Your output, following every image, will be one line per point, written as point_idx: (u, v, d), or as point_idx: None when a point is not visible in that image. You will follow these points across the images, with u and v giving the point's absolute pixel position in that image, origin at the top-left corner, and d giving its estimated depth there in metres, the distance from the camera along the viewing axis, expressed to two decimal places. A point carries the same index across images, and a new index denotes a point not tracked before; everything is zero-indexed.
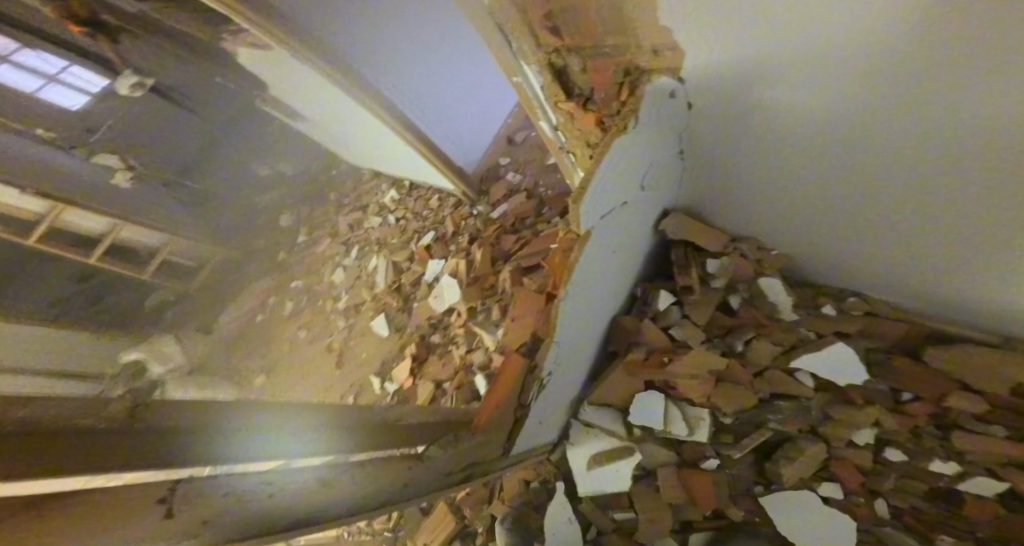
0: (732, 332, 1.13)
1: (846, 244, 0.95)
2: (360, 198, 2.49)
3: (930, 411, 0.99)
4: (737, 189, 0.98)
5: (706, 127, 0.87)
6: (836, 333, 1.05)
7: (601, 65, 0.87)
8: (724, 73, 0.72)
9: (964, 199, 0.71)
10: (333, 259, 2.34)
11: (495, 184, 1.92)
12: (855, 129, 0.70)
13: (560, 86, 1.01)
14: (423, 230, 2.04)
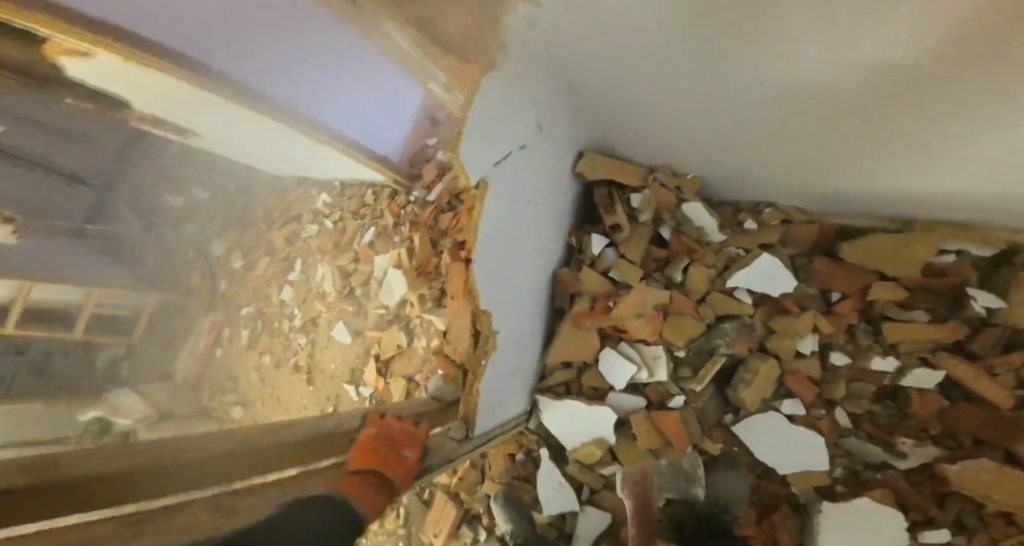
0: (669, 263, 1.11)
1: (767, 159, 0.87)
2: (290, 207, 2.16)
3: (858, 307, 1.02)
4: (641, 117, 0.90)
5: (582, 61, 0.77)
6: (761, 246, 1.04)
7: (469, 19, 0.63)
8: (568, 5, 0.60)
9: (846, 118, 0.65)
10: (277, 277, 2.13)
11: (425, 166, 1.87)
12: (720, 54, 0.61)
13: (432, 53, 0.70)
14: (362, 227, 1.97)
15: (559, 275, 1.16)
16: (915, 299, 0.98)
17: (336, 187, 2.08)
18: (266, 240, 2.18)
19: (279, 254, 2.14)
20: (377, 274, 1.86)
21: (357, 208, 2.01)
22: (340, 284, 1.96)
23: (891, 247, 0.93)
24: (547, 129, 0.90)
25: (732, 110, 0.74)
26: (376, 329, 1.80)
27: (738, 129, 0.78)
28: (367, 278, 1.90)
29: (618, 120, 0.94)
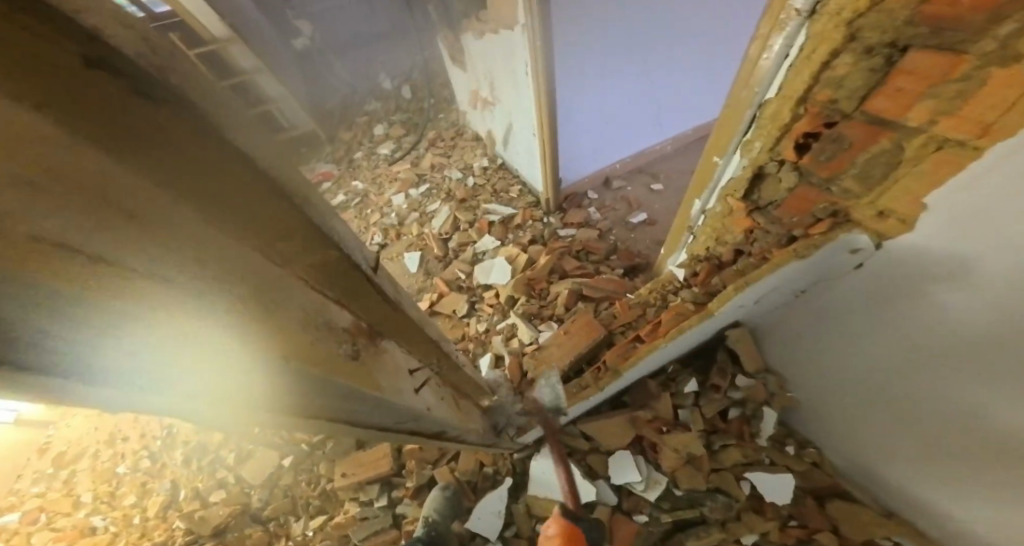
0: (716, 433, 1.34)
1: (864, 431, 1.10)
2: (453, 148, 2.38)
3: (799, 536, 1.24)
4: (810, 351, 1.10)
5: (825, 302, 0.95)
6: (788, 467, 1.29)
7: (810, 194, 0.82)
8: (891, 272, 0.77)
9: (971, 460, 0.86)
10: (400, 183, 2.31)
11: (576, 208, 2.10)
12: (940, 377, 0.81)
13: (746, 185, 0.95)
14: (492, 205, 2.15)
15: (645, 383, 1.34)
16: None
17: (497, 162, 2.29)
18: (416, 153, 2.42)
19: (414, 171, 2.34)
20: (478, 248, 2.00)
21: (499, 188, 2.21)
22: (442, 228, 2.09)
23: (863, 516, 1.20)
24: (755, 308, 1.06)
25: (897, 407, 0.94)
26: (445, 284, 1.90)
27: (915, 431, 0.94)
28: (468, 242, 2.04)
29: (783, 333, 1.14)
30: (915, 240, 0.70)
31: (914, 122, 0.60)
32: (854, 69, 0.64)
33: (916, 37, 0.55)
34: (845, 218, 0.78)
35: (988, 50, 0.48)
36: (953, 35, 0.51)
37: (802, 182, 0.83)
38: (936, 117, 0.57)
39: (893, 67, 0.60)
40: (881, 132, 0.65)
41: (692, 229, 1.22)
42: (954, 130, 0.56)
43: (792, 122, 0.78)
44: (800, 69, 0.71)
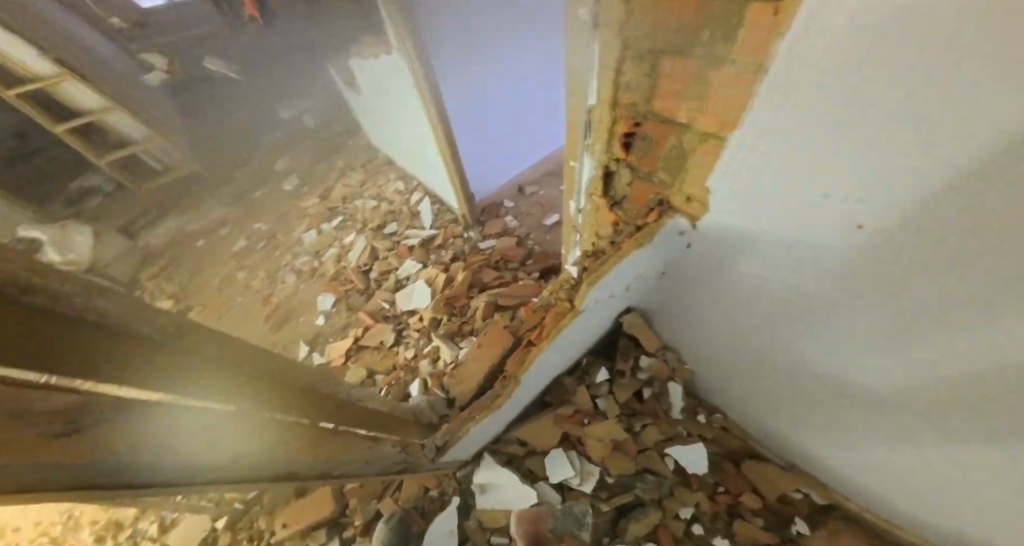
0: (636, 415, 1.41)
1: (749, 389, 1.19)
2: (364, 178, 2.36)
3: (728, 501, 1.32)
4: (689, 324, 1.18)
5: (680, 277, 1.03)
6: (700, 436, 1.39)
7: (642, 187, 0.90)
8: (713, 242, 0.84)
9: (830, 396, 0.93)
10: (312, 220, 2.26)
11: (493, 219, 2.15)
12: (782, 325, 0.88)
13: (601, 184, 1.02)
14: (410, 229, 2.15)
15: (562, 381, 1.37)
16: (765, 510, 1.29)
17: (410, 185, 2.30)
18: (328, 188, 2.40)
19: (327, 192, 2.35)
20: (399, 274, 1.99)
21: (415, 210, 2.22)
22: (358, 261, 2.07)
23: (770, 473, 1.31)
24: (628, 293, 1.13)
25: (764, 360, 1.03)
26: (370, 316, 1.90)
27: (775, 379, 1.06)
28: (389, 270, 2.03)
29: (666, 316, 1.22)
30: (714, 220, 0.79)
31: (681, 117, 0.69)
32: (635, 72, 0.72)
33: (664, 44, 0.63)
34: (669, 207, 0.86)
35: (707, 48, 0.57)
36: (686, 37, 0.59)
37: (635, 177, 0.91)
38: (693, 111, 0.66)
39: (657, 72, 0.68)
40: (668, 130, 0.74)
41: (578, 228, 1.28)
42: (705, 122, 0.65)
43: (613, 125, 0.85)
44: (601, 78, 0.79)
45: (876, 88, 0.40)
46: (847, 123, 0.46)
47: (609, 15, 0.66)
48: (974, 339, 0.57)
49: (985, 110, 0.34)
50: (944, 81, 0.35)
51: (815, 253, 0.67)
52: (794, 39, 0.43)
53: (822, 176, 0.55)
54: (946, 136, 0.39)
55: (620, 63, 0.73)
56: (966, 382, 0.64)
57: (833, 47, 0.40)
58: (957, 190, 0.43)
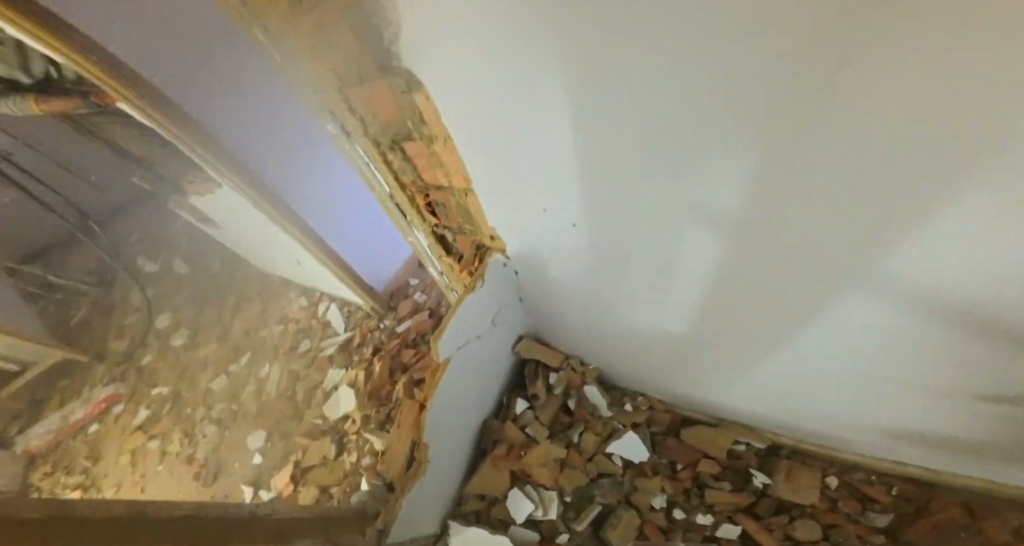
0: (571, 426, 1.32)
1: (648, 372, 1.20)
2: (265, 305, 2.17)
3: (691, 475, 1.23)
4: (568, 333, 1.22)
5: (530, 291, 1.13)
6: (630, 425, 1.29)
7: (463, 241, 1.04)
8: (522, 248, 0.95)
9: (699, 347, 0.99)
10: (215, 364, 2.08)
11: (403, 301, 1.95)
12: (611, 301, 0.97)
13: (442, 248, 1.09)
14: (327, 334, 2.04)
15: (487, 425, 1.32)
16: (723, 472, 1.22)
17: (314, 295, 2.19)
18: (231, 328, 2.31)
19: (217, 329, 2.15)
20: (327, 383, 1.94)
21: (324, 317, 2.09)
22: (279, 389, 1.97)
23: (705, 435, 1.23)
24: (501, 333, 1.22)
25: (623, 338, 1.10)
26: (306, 437, 1.83)
27: (644, 364, 1.18)
28: (315, 384, 1.96)
29: (556, 338, 1.26)
30: (514, 246, 0.97)
31: (446, 183, 0.88)
32: (397, 161, 0.88)
33: (400, 136, 0.81)
34: (487, 247, 1.01)
35: (423, 131, 0.77)
36: (407, 128, 0.78)
37: (455, 235, 1.04)
38: (447, 173, 0.85)
39: (411, 156, 0.85)
40: (447, 192, 0.91)
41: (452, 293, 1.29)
42: (459, 182, 0.86)
43: (415, 201, 0.98)
44: (379, 170, 0.91)
45: (503, 115, 0.62)
46: (512, 144, 0.67)
47: (351, 127, 0.81)
48: (691, 273, 0.75)
49: (546, 112, 0.56)
50: (518, 99, 0.56)
51: (577, 248, 0.85)
52: (455, 105, 0.67)
53: (533, 190, 0.75)
54: (548, 136, 0.60)
55: (383, 155, 0.87)
56: (720, 304, 0.81)
57: (471, 99, 0.63)
58: (585, 174, 0.64)
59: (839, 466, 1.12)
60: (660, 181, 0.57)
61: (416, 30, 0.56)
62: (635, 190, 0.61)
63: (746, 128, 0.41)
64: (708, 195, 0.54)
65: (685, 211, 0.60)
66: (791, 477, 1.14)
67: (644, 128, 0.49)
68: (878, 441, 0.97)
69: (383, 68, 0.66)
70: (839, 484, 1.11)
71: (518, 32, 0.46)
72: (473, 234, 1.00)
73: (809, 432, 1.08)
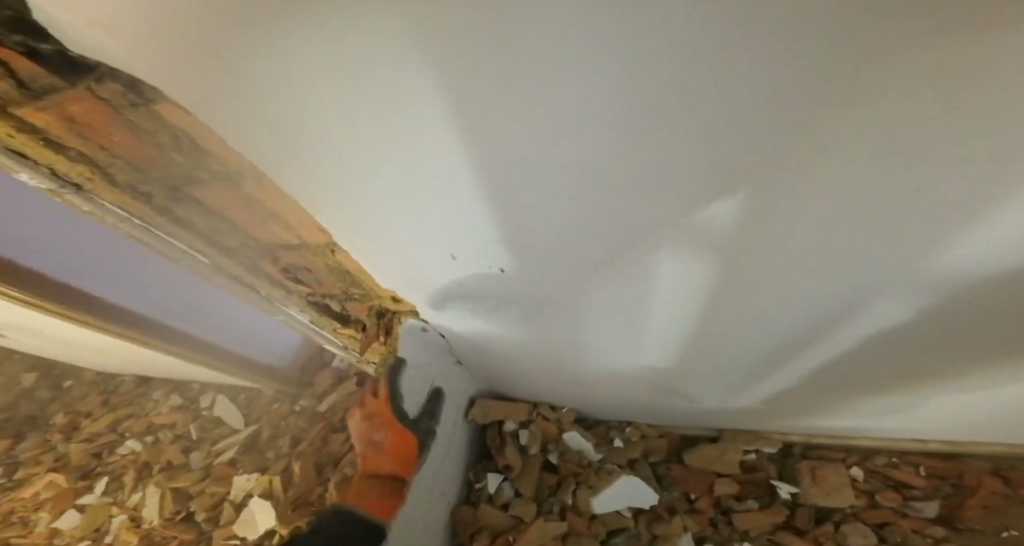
0: (561, 486, 1.08)
1: (627, 401, 1.00)
2: (142, 412, 1.95)
3: (710, 502, 1.06)
4: (528, 379, 0.98)
5: (460, 345, 0.87)
6: (628, 464, 1.09)
7: (357, 307, 0.72)
8: (427, 297, 0.69)
9: (681, 366, 0.82)
10: (95, 497, 1.78)
11: (318, 373, 1.65)
12: (566, 332, 0.75)
13: (331, 317, 0.74)
14: (222, 444, 1.75)
15: (458, 516, 1.02)
16: (744, 488, 1.07)
17: (194, 391, 1.93)
18: (97, 448, 1.92)
19: (82, 455, 1.90)
20: (236, 493, 1.58)
21: (217, 413, 1.84)
22: (162, 517, 1.63)
23: (712, 453, 1.07)
24: (441, 405, 0.94)
25: (575, 371, 0.89)
26: None
27: (619, 398, 0.99)
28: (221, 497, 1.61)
29: (511, 386, 1.03)
30: (429, 311, 0.74)
31: (294, 240, 0.55)
32: (196, 219, 0.52)
33: (176, 176, 0.46)
34: (392, 311, 0.74)
35: (215, 172, 0.45)
36: (178, 166, 0.44)
37: (342, 301, 0.70)
38: (292, 230, 0.54)
39: (216, 208, 0.50)
40: (307, 254, 0.58)
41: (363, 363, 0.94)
42: (313, 235, 0.55)
43: (261, 268, 0.62)
44: (162, 232, 0.54)
45: (367, 163, 0.41)
46: (392, 198, 0.46)
47: (70, 176, 0.45)
48: (652, 297, 0.62)
49: (435, 146, 0.37)
50: (383, 136, 0.36)
51: (512, 300, 0.67)
52: (284, 165, 0.42)
53: (434, 246, 0.55)
54: (444, 177, 0.41)
55: (163, 213, 0.51)
56: (686, 324, 0.69)
57: (308, 152, 0.40)
58: (505, 215, 0.47)
59: (859, 453, 1.03)
60: (609, 201, 0.42)
61: (165, 71, 0.31)
62: (575, 216, 0.46)
63: (741, 108, 0.28)
64: (668, 202, 0.42)
65: (637, 230, 0.47)
66: (818, 478, 1.02)
67: (591, 142, 0.34)
68: (869, 415, 0.90)
69: (46, 75, 0.32)
70: (866, 474, 1.02)
71: (359, 44, 0.25)
72: (365, 299, 0.70)
73: (803, 421, 0.98)
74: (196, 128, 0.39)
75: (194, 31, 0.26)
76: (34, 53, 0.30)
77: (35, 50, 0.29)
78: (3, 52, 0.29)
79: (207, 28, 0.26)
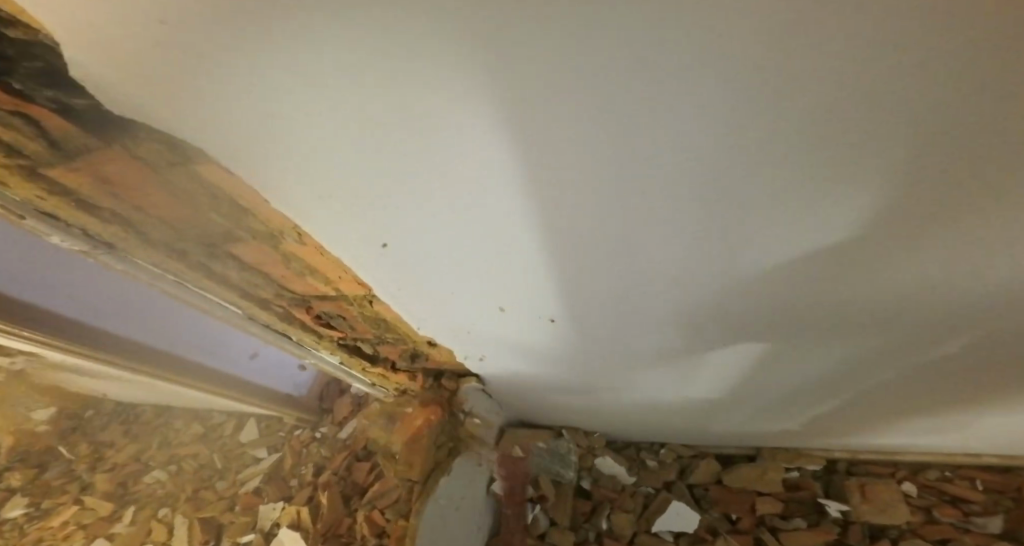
0: (596, 512, 1.06)
1: (661, 426, 0.98)
2: (165, 441, 1.96)
3: (753, 522, 1.03)
4: (561, 409, 0.95)
5: (494, 382, 0.84)
6: (665, 486, 1.06)
7: (388, 350, 0.69)
8: (469, 342, 0.67)
9: (723, 398, 0.79)
10: (119, 531, 1.78)
11: (339, 399, 1.67)
12: (610, 369, 0.72)
13: (361, 357, 0.72)
14: (245, 474, 1.75)
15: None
16: (788, 507, 1.04)
17: (214, 421, 1.96)
18: (122, 476, 1.92)
19: (105, 488, 1.90)
20: (264, 522, 1.57)
21: (240, 441, 1.86)
22: None
23: (751, 473, 1.04)
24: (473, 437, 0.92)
25: (612, 401, 0.87)
26: None
27: (655, 424, 0.96)
28: (247, 526, 1.60)
29: (542, 415, 1.00)
30: (464, 354, 0.71)
31: (328, 291, 0.53)
32: (230, 276, 0.51)
33: (211, 236, 0.43)
34: (423, 353, 0.72)
35: (251, 229, 0.42)
36: (215, 225, 0.42)
37: (375, 344, 0.68)
38: (327, 282, 0.51)
39: (251, 264, 0.48)
40: (339, 303, 0.56)
41: (391, 397, 0.93)
42: (349, 288, 0.53)
43: (293, 318, 0.60)
44: (194, 283, 0.52)
45: (413, 210, 0.38)
46: (439, 246, 0.44)
47: (107, 234, 0.44)
48: (703, 334, 0.60)
49: (488, 189, 0.34)
50: (431, 179, 0.34)
51: (554, 340, 0.64)
52: (326, 219, 0.40)
53: (479, 293, 0.52)
54: (495, 221, 0.39)
55: (197, 266, 0.49)
56: (734, 359, 0.66)
57: (351, 202, 0.38)
58: (556, 259, 0.44)
59: (908, 467, 1.01)
60: (675, 239, 0.39)
61: (209, 128, 0.30)
62: (633, 256, 0.43)
63: (850, 136, 0.25)
64: (739, 241, 0.39)
65: (698, 269, 0.44)
66: (870, 496, 1.00)
67: (663, 179, 0.31)
68: (918, 432, 0.87)
69: (80, 127, 0.31)
70: (918, 489, 1.00)
71: (405, 78, 0.23)
72: (395, 343, 0.67)
73: (846, 440, 0.95)
74: (234, 185, 0.36)
75: (236, 74, 0.24)
76: (66, 109, 0.29)
77: (68, 107, 0.29)
78: (37, 111, 0.29)
79: (262, 79, 0.24)
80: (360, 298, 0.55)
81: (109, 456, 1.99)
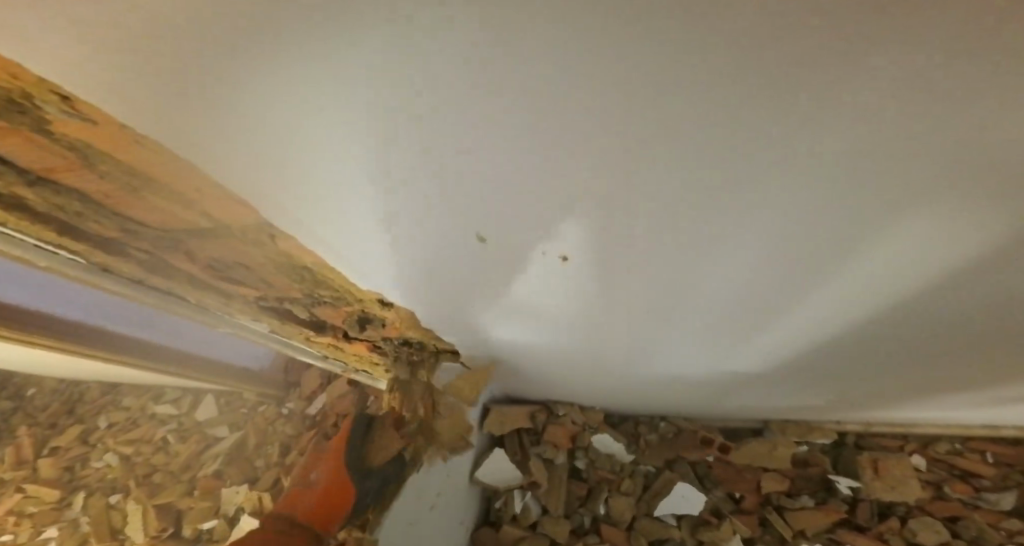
0: (592, 495, 0.95)
1: (664, 401, 0.86)
2: (112, 420, 1.78)
3: (759, 501, 0.95)
4: (552, 383, 0.82)
5: (473, 352, 0.69)
6: (667, 464, 0.97)
7: (330, 313, 0.54)
8: (437, 296, 0.50)
9: (745, 371, 0.67)
10: (66, 517, 1.62)
11: (305, 373, 1.51)
12: (617, 334, 0.58)
13: (299, 324, 0.58)
14: (205, 454, 1.61)
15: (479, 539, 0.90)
16: (796, 484, 0.96)
17: (167, 397, 1.77)
18: (68, 460, 1.73)
19: (46, 472, 1.71)
20: (228, 507, 1.43)
21: (197, 418, 1.69)
22: (146, 534, 1.48)
23: (761, 449, 0.95)
24: (448, 418, 0.78)
25: (614, 372, 0.73)
26: None
27: (659, 398, 0.84)
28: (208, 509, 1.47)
29: (529, 390, 0.87)
30: (432, 315, 0.56)
31: (212, 225, 0.36)
32: (28, 197, 0.32)
33: None
34: (378, 319, 0.56)
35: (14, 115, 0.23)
36: None
37: (309, 307, 0.53)
38: (191, 208, 0.33)
39: (45, 176, 0.30)
40: (241, 247, 0.39)
41: (349, 370, 0.79)
42: (244, 219, 0.35)
43: (188, 270, 0.44)
44: None
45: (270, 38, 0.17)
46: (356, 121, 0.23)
47: None
48: (750, 294, 0.44)
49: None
50: None
51: (554, 296, 0.48)
52: (101, 80, 0.19)
53: (450, 224, 0.35)
54: (459, 64, 0.18)
55: None
56: (774, 325, 0.53)
57: (117, 36, 0.16)
58: (576, 169, 0.26)
59: (919, 439, 0.94)
60: (801, 115, 0.20)
61: None
62: (700, 153, 0.24)
63: None
64: (907, 126, 0.20)
65: (781, 197, 0.28)
66: (882, 471, 0.92)
67: None
68: (949, 407, 0.77)
69: None
70: (929, 463, 0.92)
71: None
72: (337, 304, 0.52)
73: (867, 413, 0.85)
74: None
75: None
76: None
77: None
78: None
79: None
80: (271, 240, 0.38)
81: (49, 437, 1.79)
